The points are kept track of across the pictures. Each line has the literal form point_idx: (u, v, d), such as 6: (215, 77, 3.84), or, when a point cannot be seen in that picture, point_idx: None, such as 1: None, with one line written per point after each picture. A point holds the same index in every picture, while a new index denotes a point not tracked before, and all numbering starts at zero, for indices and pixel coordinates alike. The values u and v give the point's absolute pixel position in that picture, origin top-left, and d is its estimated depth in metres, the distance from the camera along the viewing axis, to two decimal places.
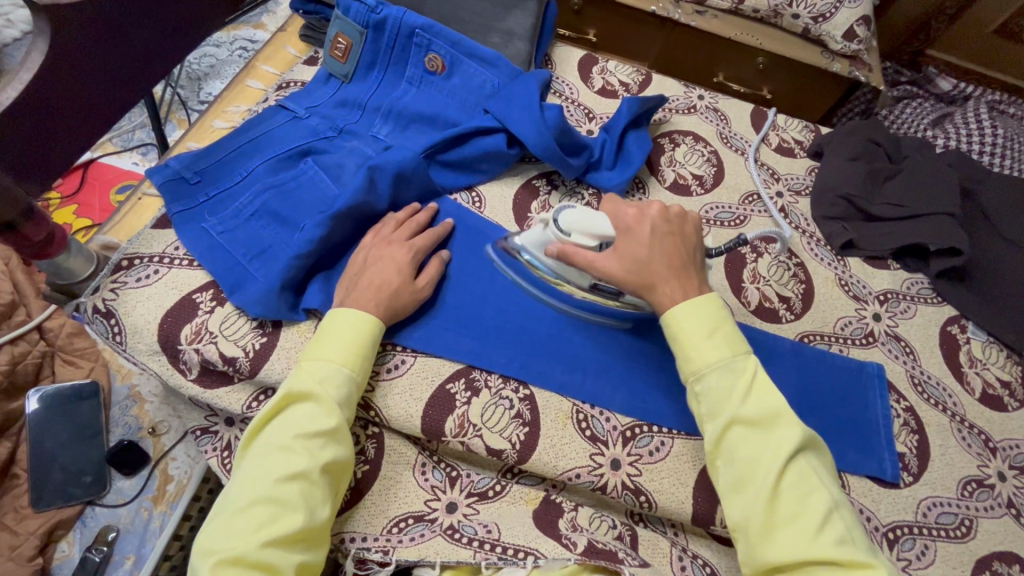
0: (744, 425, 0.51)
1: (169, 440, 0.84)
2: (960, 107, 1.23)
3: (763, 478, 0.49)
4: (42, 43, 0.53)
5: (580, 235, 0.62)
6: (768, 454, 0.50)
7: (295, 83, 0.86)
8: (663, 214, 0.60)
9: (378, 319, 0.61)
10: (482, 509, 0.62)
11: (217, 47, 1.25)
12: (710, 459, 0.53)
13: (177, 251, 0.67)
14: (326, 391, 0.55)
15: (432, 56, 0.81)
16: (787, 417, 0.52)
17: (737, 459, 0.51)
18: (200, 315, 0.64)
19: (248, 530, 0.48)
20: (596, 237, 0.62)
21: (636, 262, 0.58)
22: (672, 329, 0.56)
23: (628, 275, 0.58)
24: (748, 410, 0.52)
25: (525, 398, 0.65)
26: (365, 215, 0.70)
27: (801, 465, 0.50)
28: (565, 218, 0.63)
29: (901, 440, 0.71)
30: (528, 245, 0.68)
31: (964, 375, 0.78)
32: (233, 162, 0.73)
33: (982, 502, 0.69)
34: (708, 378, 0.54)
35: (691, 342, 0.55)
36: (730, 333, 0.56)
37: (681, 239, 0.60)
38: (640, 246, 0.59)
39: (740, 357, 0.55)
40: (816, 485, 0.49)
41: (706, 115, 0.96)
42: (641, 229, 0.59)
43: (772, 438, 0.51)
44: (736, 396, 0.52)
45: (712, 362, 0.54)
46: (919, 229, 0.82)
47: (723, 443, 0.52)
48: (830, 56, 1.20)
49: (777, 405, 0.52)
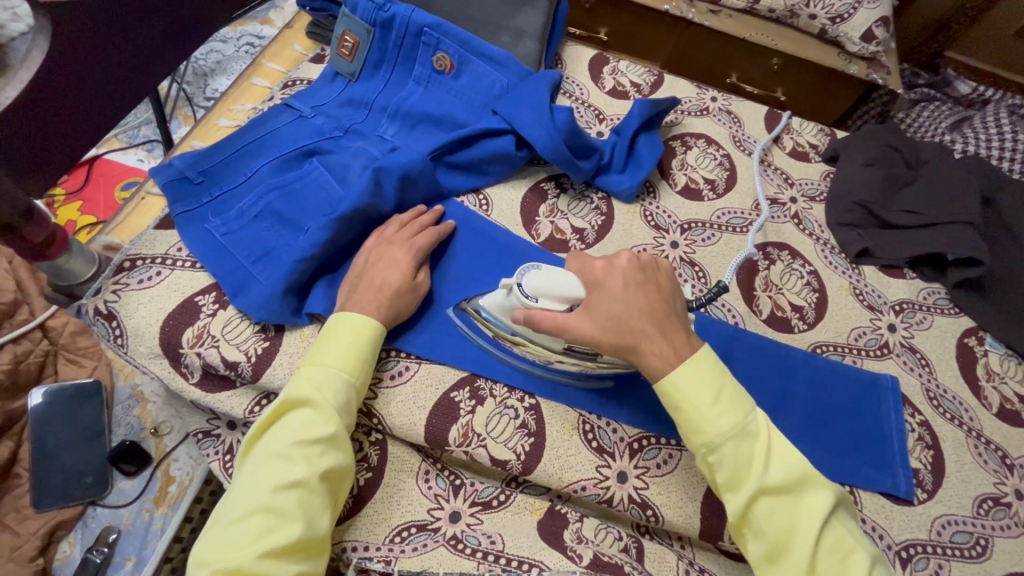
0: (770, 495, 0.50)
1: (171, 441, 0.83)
2: (980, 110, 1.20)
3: (800, 551, 0.48)
4: (42, 41, 0.52)
5: (547, 300, 0.56)
6: (802, 523, 0.49)
7: (300, 81, 0.85)
8: (632, 263, 0.58)
9: (377, 322, 0.59)
10: (486, 520, 0.61)
11: (224, 43, 1.24)
12: (738, 530, 0.52)
13: (180, 252, 0.67)
14: (323, 397, 0.54)
15: (440, 55, 0.80)
16: (810, 476, 0.51)
17: (769, 532, 0.49)
18: (202, 319, 0.63)
19: (245, 540, 0.47)
20: (566, 300, 0.56)
21: (611, 319, 0.54)
22: (674, 399, 0.53)
23: (605, 334, 0.54)
24: (771, 478, 0.50)
25: (531, 408, 0.64)
26: (370, 218, 0.69)
27: (835, 526, 0.50)
28: (528, 283, 0.57)
29: (916, 456, 0.69)
30: (492, 309, 0.61)
31: (981, 389, 0.76)
32: (238, 162, 0.72)
33: (998, 522, 0.67)
34: (725, 449, 0.51)
35: (699, 412, 0.52)
36: (734, 391, 0.53)
37: (657, 286, 0.57)
38: (615, 301, 0.55)
39: (750, 416, 0.52)
40: (852, 546, 0.49)
41: (719, 117, 0.94)
42: (612, 282, 0.56)
43: (801, 504, 0.49)
44: (758, 465, 0.50)
45: (726, 431, 0.51)
46: (936, 237, 0.80)
47: (750, 515, 0.50)
48: (847, 58, 1.17)
49: (800, 467, 0.51)
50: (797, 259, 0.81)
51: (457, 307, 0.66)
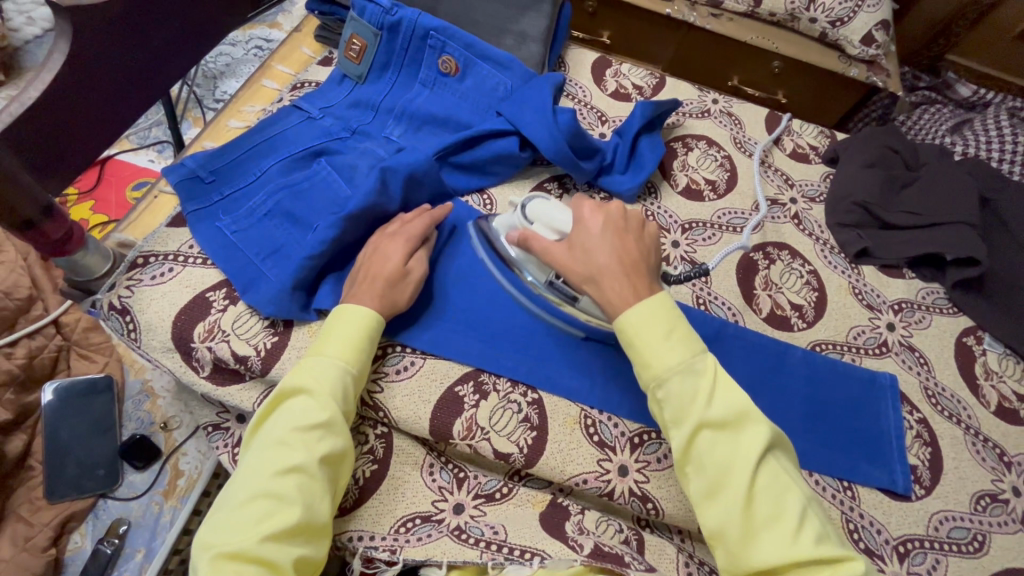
0: (712, 429, 0.51)
1: (180, 435, 0.85)
2: (980, 113, 1.21)
3: (735, 484, 0.49)
4: (64, 44, 0.54)
5: (541, 225, 0.63)
6: (739, 457, 0.49)
7: (309, 84, 0.86)
8: (618, 213, 0.61)
9: (375, 313, 0.61)
10: (489, 511, 0.62)
11: (232, 46, 1.27)
12: (681, 467, 0.52)
13: (191, 250, 0.68)
14: (319, 384, 0.56)
15: (446, 58, 0.82)
16: (751, 416, 0.51)
17: (708, 466, 0.50)
18: (213, 314, 0.65)
19: (247, 524, 0.49)
20: (557, 231, 0.62)
21: (585, 251, 0.59)
22: (626, 334, 0.55)
23: (576, 265, 0.59)
24: (713, 413, 0.51)
25: (533, 402, 0.65)
26: (377, 217, 0.70)
27: (773, 464, 0.50)
28: (531, 208, 0.65)
29: (913, 452, 0.70)
30: (496, 226, 0.69)
31: (979, 387, 0.77)
32: (248, 162, 0.74)
33: (996, 518, 0.68)
34: (670, 383, 0.52)
35: (650, 348, 0.53)
36: (685, 333, 0.54)
37: (635, 238, 0.60)
38: (592, 238, 0.59)
39: (697, 357, 0.53)
40: (789, 484, 0.49)
41: (720, 119, 0.95)
42: (593, 223, 0.60)
43: (741, 440, 0.50)
44: (701, 400, 0.51)
45: (672, 365, 0.53)
46: (936, 237, 0.81)
47: (692, 451, 0.51)
48: (847, 61, 1.18)
49: (742, 405, 0.51)
50: (797, 258, 0.83)
51: (476, 220, 0.72)
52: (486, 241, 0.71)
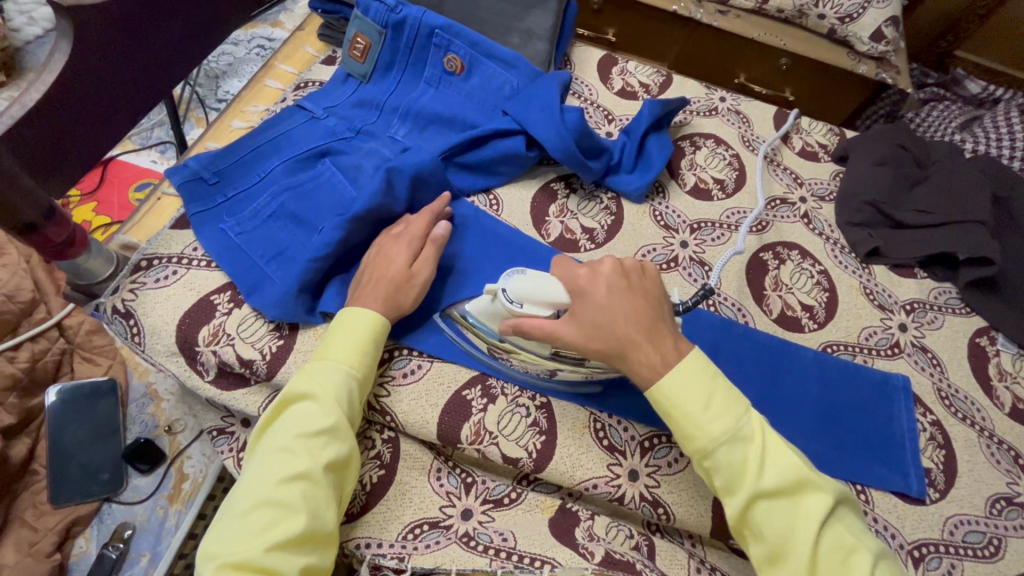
0: (768, 498, 0.50)
1: (185, 439, 0.84)
2: (990, 109, 1.19)
3: (799, 551, 0.48)
4: (64, 45, 0.53)
5: (533, 305, 0.57)
6: (801, 525, 0.49)
7: (313, 83, 0.85)
8: (616, 269, 0.57)
9: (380, 316, 0.60)
10: (498, 517, 0.61)
11: (235, 46, 1.26)
12: (739, 533, 0.52)
13: (195, 252, 0.67)
14: (323, 389, 0.55)
15: (451, 56, 0.80)
16: (807, 478, 0.50)
17: (768, 535, 0.50)
18: (218, 317, 0.64)
19: (253, 533, 0.48)
20: (552, 305, 0.57)
21: (596, 324, 0.55)
22: (663, 407, 0.53)
23: (591, 340, 0.55)
24: (767, 481, 0.50)
25: (542, 406, 0.64)
26: (382, 218, 0.69)
27: (834, 525, 0.50)
28: (514, 288, 0.58)
29: (927, 455, 0.69)
30: (480, 316, 0.62)
31: (992, 388, 0.76)
32: (252, 163, 0.73)
33: (1011, 522, 0.67)
34: (718, 455, 0.51)
35: (689, 419, 0.52)
36: (726, 394, 0.53)
37: (642, 291, 0.57)
38: (599, 309, 0.55)
39: (743, 420, 0.52)
40: (853, 544, 0.49)
41: (728, 117, 0.94)
42: (596, 291, 0.56)
43: (800, 507, 0.49)
44: (753, 470, 0.50)
45: (718, 435, 0.51)
46: (948, 236, 0.80)
47: (748, 518, 0.51)
48: (855, 58, 1.17)
49: (796, 468, 0.50)
50: (807, 258, 0.81)
51: (445, 313, 0.67)
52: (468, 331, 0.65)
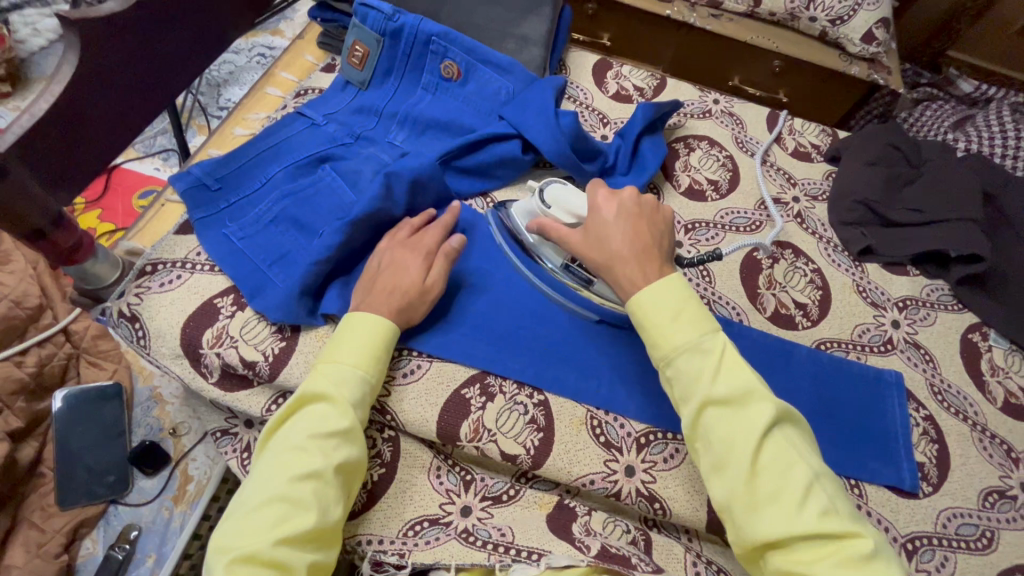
0: (717, 406, 0.51)
1: (189, 441, 0.86)
2: (983, 108, 1.21)
3: (740, 457, 0.49)
4: (72, 56, 0.55)
5: (557, 210, 0.66)
6: (744, 431, 0.50)
7: (312, 90, 0.87)
8: (634, 199, 0.62)
9: (389, 322, 0.61)
10: (496, 513, 0.62)
11: (235, 54, 1.27)
12: (690, 442, 0.53)
13: (199, 257, 0.69)
14: (339, 392, 0.56)
15: (448, 63, 0.82)
16: (759, 394, 0.51)
17: (714, 441, 0.51)
18: (222, 320, 0.66)
19: (261, 529, 0.49)
20: (573, 214, 0.65)
21: (598, 238, 0.60)
22: (638, 316, 0.56)
23: (589, 251, 0.60)
24: (718, 390, 0.51)
25: (540, 404, 0.65)
26: (382, 222, 0.71)
27: (779, 437, 0.50)
28: (548, 193, 0.68)
29: (920, 450, 0.70)
30: (518, 213, 0.73)
31: (985, 383, 0.77)
32: (254, 170, 0.74)
33: (1004, 514, 0.68)
34: (679, 362, 0.53)
35: (661, 328, 0.54)
36: (695, 313, 0.55)
37: (648, 223, 0.61)
38: (606, 224, 0.60)
39: (707, 336, 0.54)
40: (795, 458, 0.49)
41: (721, 119, 0.95)
42: (608, 210, 0.61)
43: (745, 415, 0.50)
44: (706, 378, 0.51)
45: (681, 345, 0.53)
46: (940, 234, 0.81)
47: (698, 426, 0.52)
48: (848, 59, 1.18)
49: (747, 382, 0.51)
50: (801, 257, 0.83)
51: (495, 208, 0.77)
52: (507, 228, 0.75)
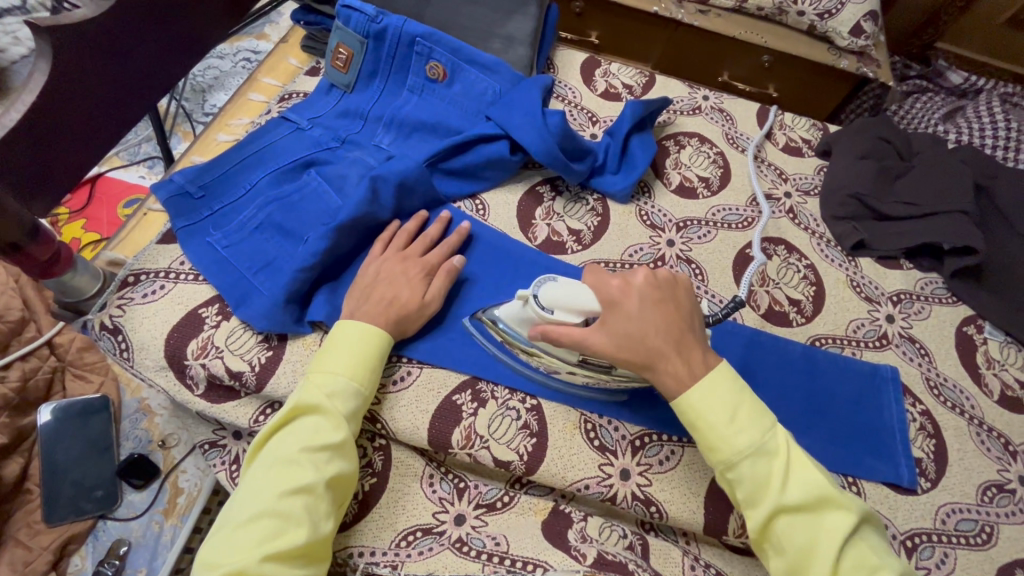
0: (791, 513, 0.51)
1: (178, 453, 0.84)
2: (973, 100, 1.20)
3: (820, 568, 0.49)
4: (43, 64, 0.54)
5: (562, 313, 0.56)
6: (824, 541, 0.49)
7: (297, 94, 0.86)
8: (650, 280, 0.57)
9: (382, 330, 0.60)
10: (490, 521, 0.61)
11: (220, 59, 1.26)
12: (760, 546, 0.53)
13: (183, 266, 0.68)
14: (333, 404, 0.55)
15: (433, 64, 0.81)
16: (833, 500, 0.51)
17: (789, 549, 0.50)
18: (206, 330, 0.64)
19: (250, 544, 0.48)
20: (583, 313, 0.55)
21: (627, 336, 0.54)
22: (690, 417, 0.54)
23: (620, 351, 0.55)
24: (790, 497, 0.51)
25: (532, 408, 0.65)
26: (368, 226, 0.70)
27: (857, 543, 0.50)
28: (545, 294, 0.56)
29: (918, 445, 0.69)
30: (511, 321, 0.61)
31: (981, 376, 0.76)
32: (237, 176, 0.73)
33: (1003, 508, 0.67)
34: (742, 467, 0.52)
35: (716, 432, 0.53)
36: (752, 408, 0.54)
37: (673, 305, 0.57)
38: (631, 320, 0.55)
39: (768, 435, 0.53)
40: (878, 565, 0.49)
41: (711, 115, 0.95)
42: (629, 301, 0.56)
43: (821, 523, 0.50)
44: (775, 486, 0.51)
45: (742, 448, 0.52)
46: (932, 227, 0.81)
47: (770, 532, 0.51)
48: (836, 53, 1.18)
49: (819, 486, 0.51)
50: (794, 253, 0.82)
51: (473, 316, 0.67)
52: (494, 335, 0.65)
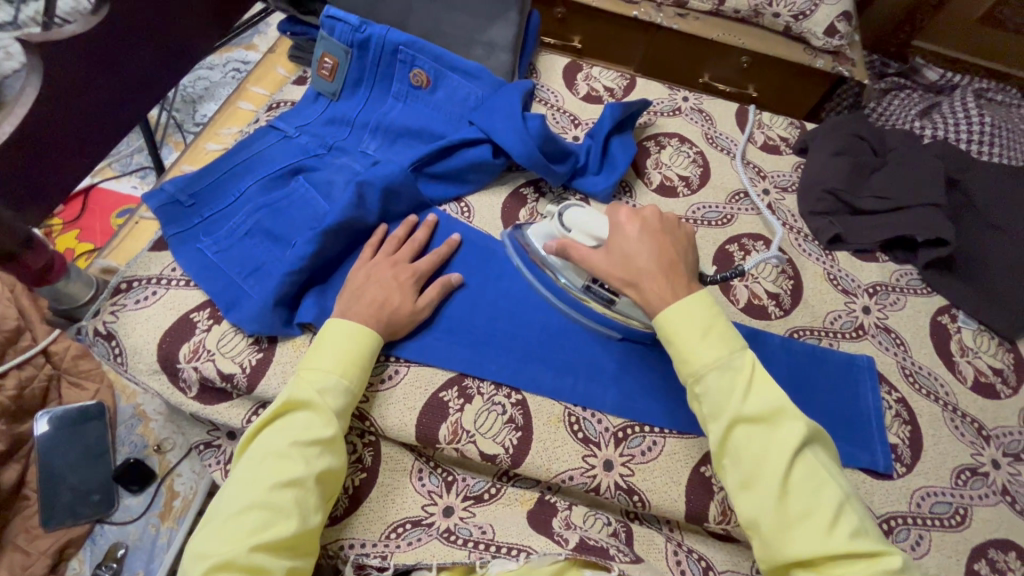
0: (748, 423, 0.52)
1: (174, 457, 0.86)
2: (948, 96, 1.23)
3: (772, 472, 0.50)
4: (35, 79, 0.56)
5: (578, 235, 0.65)
6: (776, 450, 0.51)
7: (284, 103, 0.88)
8: (655, 216, 0.64)
9: (371, 329, 0.62)
10: (478, 513, 0.63)
11: (210, 70, 1.29)
12: (717, 459, 0.54)
13: (174, 272, 0.69)
14: (324, 400, 0.57)
15: (417, 71, 0.83)
16: (790, 413, 0.52)
17: (744, 458, 0.52)
18: (198, 334, 0.66)
19: (240, 535, 0.49)
20: (594, 237, 0.64)
21: (623, 257, 0.61)
22: (666, 331, 0.57)
23: (615, 269, 0.62)
24: (749, 408, 0.52)
25: (517, 403, 0.66)
26: (355, 230, 0.72)
27: (809, 458, 0.51)
28: (568, 216, 0.67)
29: (893, 432, 0.71)
30: (536, 236, 0.72)
31: (955, 363, 0.78)
32: (226, 184, 0.75)
33: (977, 491, 0.69)
34: (708, 379, 0.55)
35: (688, 345, 0.56)
36: (724, 330, 0.57)
37: (672, 241, 0.63)
38: (630, 242, 0.62)
39: (736, 354, 0.55)
40: (826, 480, 0.50)
41: (691, 116, 0.97)
42: (631, 228, 0.63)
43: (776, 434, 0.52)
44: (737, 395, 0.53)
45: (709, 362, 0.55)
46: (906, 220, 0.83)
47: (728, 443, 0.53)
48: (813, 53, 1.21)
49: (778, 402, 0.53)
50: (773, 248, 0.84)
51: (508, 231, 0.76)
52: (521, 250, 0.74)
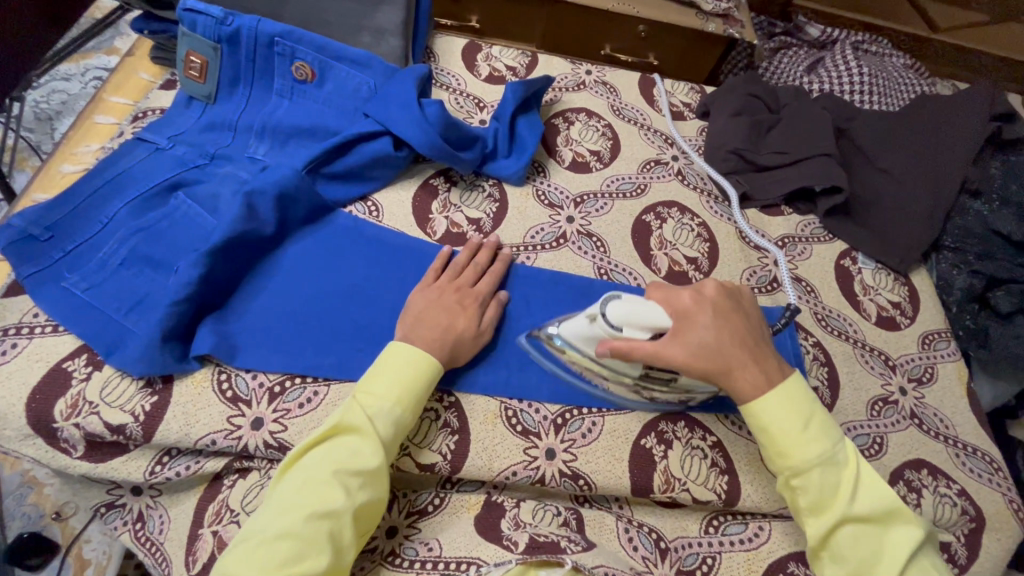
0: (856, 522, 0.54)
1: (78, 522, 0.79)
2: (830, 51, 1.30)
3: (887, 574, 0.51)
4: None
5: (632, 330, 0.56)
6: (890, 552, 0.52)
7: (152, 111, 0.79)
8: (717, 291, 0.62)
9: (434, 358, 0.59)
10: (423, 527, 0.60)
11: (67, 81, 1.15)
12: (816, 553, 0.55)
13: (37, 317, 0.60)
14: (374, 427, 0.53)
15: (299, 64, 0.76)
16: (902, 515, 0.54)
17: (850, 558, 0.53)
18: (76, 385, 0.58)
19: (271, 566, 0.45)
20: (651, 330, 0.56)
21: (702, 346, 0.57)
22: (760, 421, 0.57)
23: (699, 359, 0.57)
24: (857, 507, 0.54)
25: (451, 406, 0.64)
26: (249, 245, 0.65)
27: (921, 560, 0.53)
28: (612, 312, 0.57)
29: (813, 375, 0.75)
30: (575, 338, 0.61)
31: (859, 302, 0.83)
32: (92, 210, 0.66)
33: (889, 418, 0.74)
34: (811, 474, 0.54)
35: (791, 440, 0.56)
36: (823, 422, 0.57)
37: (741, 313, 0.62)
38: (705, 329, 0.58)
39: (837, 447, 0.56)
40: None
41: (595, 89, 0.96)
42: (705, 307, 0.60)
43: (887, 535, 0.53)
44: (844, 494, 0.54)
45: (813, 458, 0.55)
46: (805, 172, 0.86)
47: (832, 539, 0.54)
48: (704, 17, 1.24)
49: (889, 501, 0.54)
50: (687, 214, 0.85)
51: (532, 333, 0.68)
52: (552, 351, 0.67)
